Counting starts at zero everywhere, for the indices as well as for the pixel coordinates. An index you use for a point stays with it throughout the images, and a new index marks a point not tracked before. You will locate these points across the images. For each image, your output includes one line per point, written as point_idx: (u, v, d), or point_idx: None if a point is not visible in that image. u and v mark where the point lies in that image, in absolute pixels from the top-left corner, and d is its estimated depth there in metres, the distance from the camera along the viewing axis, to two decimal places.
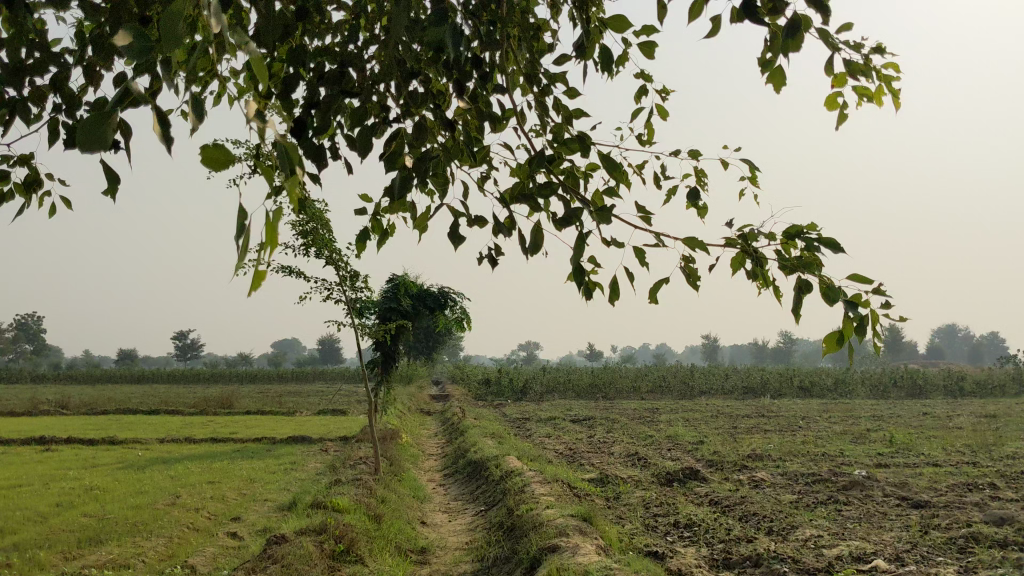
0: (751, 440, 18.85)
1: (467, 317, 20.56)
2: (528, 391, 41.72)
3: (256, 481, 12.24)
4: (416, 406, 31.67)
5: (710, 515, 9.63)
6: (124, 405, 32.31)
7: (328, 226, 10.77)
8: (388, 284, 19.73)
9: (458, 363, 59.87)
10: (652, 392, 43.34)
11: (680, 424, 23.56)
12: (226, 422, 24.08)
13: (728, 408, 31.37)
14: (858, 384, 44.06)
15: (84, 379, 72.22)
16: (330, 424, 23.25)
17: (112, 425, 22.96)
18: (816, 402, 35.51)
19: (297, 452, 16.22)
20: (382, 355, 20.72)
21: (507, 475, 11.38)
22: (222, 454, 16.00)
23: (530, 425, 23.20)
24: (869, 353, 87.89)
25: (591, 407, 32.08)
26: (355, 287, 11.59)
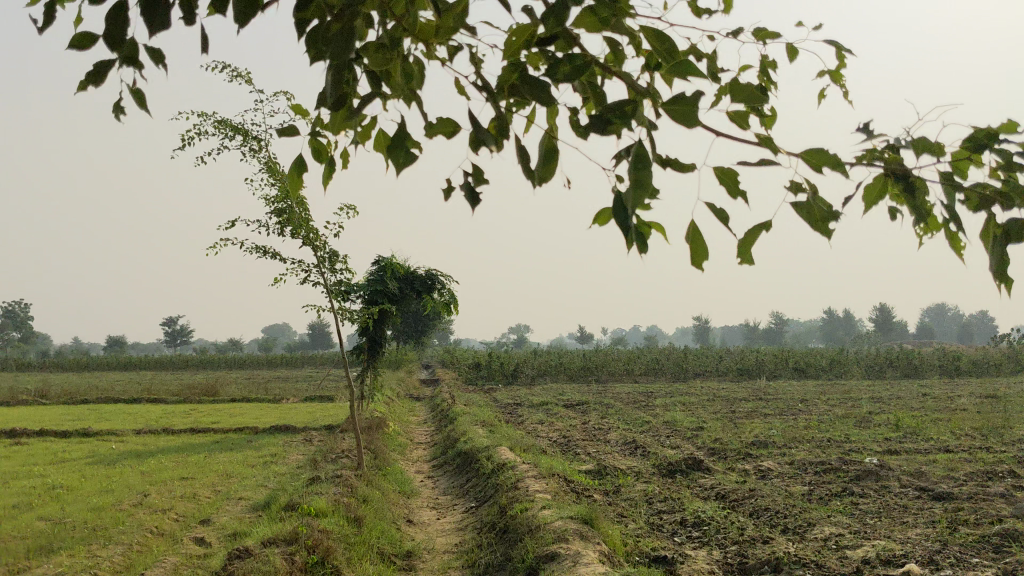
0: (751, 425, 18.19)
1: (456, 300, 19.83)
2: (519, 375, 41.01)
3: (232, 476, 11.49)
4: (406, 393, 30.98)
5: (719, 511, 8.93)
6: (105, 394, 31.43)
7: (305, 205, 10.02)
8: (374, 267, 18.98)
9: (447, 346, 59.10)
10: (645, 374, 42.70)
11: (677, 409, 22.89)
12: (208, 411, 23.31)
13: (723, 391, 30.75)
14: (853, 364, 43.54)
15: (70, 367, 71.21)
16: (316, 411, 22.50)
17: (88, 415, 22.14)
18: (812, 383, 34.98)
19: (278, 443, 15.48)
20: (368, 341, 19.96)
21: (500, 467, 10.67)
22: (200, 446, 15.25)
23: (522, 411, 22.53)
24: (861, 333, 87.50)
25: (584, 390, 31.45)
26: (334, 269, 10.87)
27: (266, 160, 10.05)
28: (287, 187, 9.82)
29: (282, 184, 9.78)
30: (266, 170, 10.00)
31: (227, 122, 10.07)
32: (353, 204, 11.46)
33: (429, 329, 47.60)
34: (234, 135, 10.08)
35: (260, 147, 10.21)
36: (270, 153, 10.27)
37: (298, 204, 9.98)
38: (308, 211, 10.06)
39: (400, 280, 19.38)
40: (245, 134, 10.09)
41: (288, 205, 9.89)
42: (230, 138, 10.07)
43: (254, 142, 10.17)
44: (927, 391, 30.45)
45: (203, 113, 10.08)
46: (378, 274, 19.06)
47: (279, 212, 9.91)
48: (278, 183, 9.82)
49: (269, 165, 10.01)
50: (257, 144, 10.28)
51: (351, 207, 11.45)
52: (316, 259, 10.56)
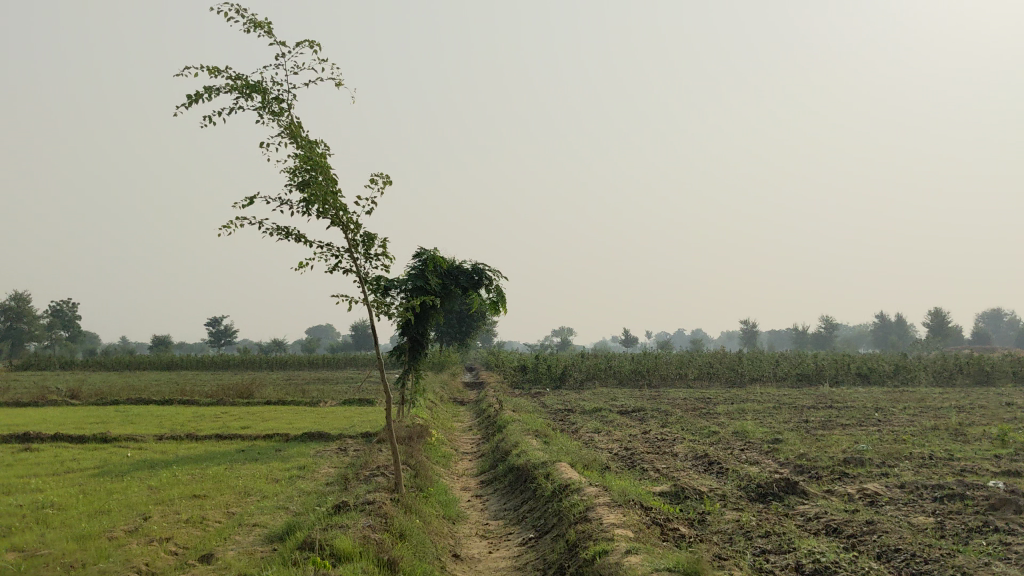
0: (834, 437, 16.31)
1: (504, 297, 18.25)
2: (567, 378, 39.33)
3: (251, 496, 9.91)
4: (450, 396, 29.52)
5: (839, 551, 7.20)
6: (139, 395, 30.26)
7: (332, 175, 8.45)
8: (416, 259, 17.37)
9: (493, 349, 57.60)
10: (699, 379, 40.75)
11: (744, 417, 21.01)
12: (241, 414, 21.94)
13: (785, 398, 28.81)
14: (919, 370, 41.25)
15: (113, 366, 70.59)
16: (353, 417, 20.96)
17: (112, 418, 20.82)
18: (881, 390, 32.80)
19: (309, 453, 13.96)
20: (409, 341, 18.39)
21: (564, 491, 8.99)
22: (224, 456, 13.75)
23: (575, 418, 20.89)
24: (920, 339, 84.34)
25: (637, 395, 29.70)
26: (369, 254, 9.28)
27: (288, 124, 8.49)
28: (310, 152, 8.24)
29: (305, 150, 8.21)
30: (287, 133, 8.44)
31: (241, 79, 8.52)
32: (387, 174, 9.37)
33: (473, 330, 46.04)
34: (250, 95, 8.53)
35: (281, 109, 8.64)
36: (293, 117, 8.71)
37: (324, 173, 8.41)
38: (336, 184, 8.51)
39: (443, 274, 17.80)
40: (262, 93, 8.52)
41: (312, 175, 8.32)
42: (245, 99, 8.50)
43: (274, 103, 8.59)
44: (1007, 400, 28.29)
45: (213, 69, 8.54)
46: (420, 268, 17.48)
47: (302, 184, 8.36)
48: (299, 147, 8.26)
49: (290, 128, 8.45)
50: (280, 107, 8.72)
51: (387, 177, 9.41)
52: (347, 242, 8.98)
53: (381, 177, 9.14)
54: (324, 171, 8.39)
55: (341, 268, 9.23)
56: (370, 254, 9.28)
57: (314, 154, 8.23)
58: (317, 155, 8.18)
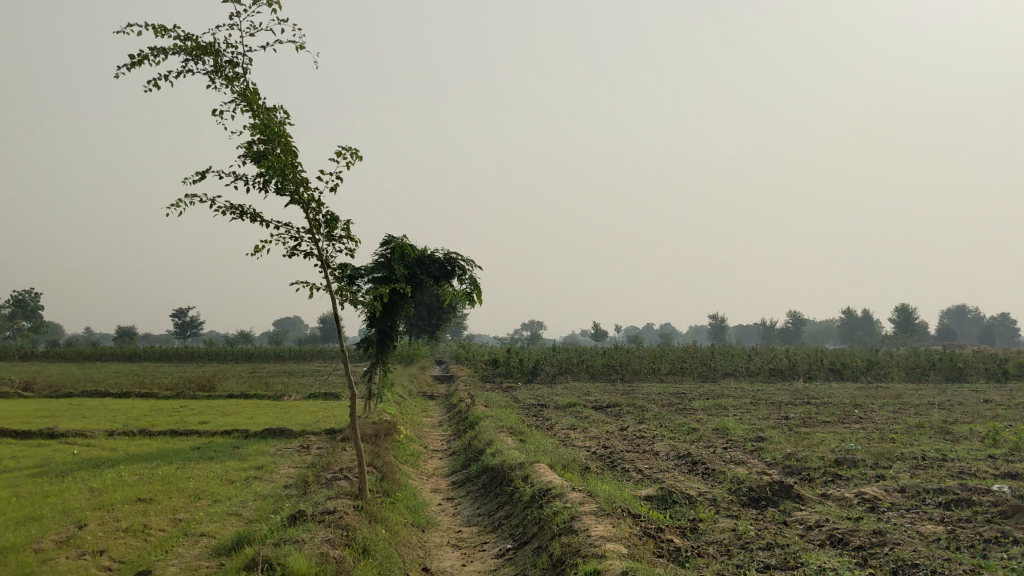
0: (819, 436, 15.70)
1: (477, 288, 17.52)
2: (539, 373, 38.68)
3: (202, 500, 9.07)
4: (418, 390, 28.69)
5: (848, 566, 6.51)
6: (96, 387, 29.18)
7: (292, 147, 7.64)
8: (384, 247, 16.54)
9: (462, 342, 56.89)
10: (672, 374, 40.23)
11: (723, 414, 20.40)
12: (200, 408, 20.97)
13: (761, 394, 28.32)
14: (893, 365, 41.00)
15: (74, 358, 68.81)
16: (318, 412, 20.10)
17: (63, 412, 19.80)
18: (856, 386, 32.38)
19: (268, 451, 13.09)
20: (377, 333, 17.57)
21: (545, 497, 8.24)
22: (178, 454, 12.86)
23: (548, 413, 20.15)
24: (889, 336, 84.55)
25: (611, 390, 29.05)
26: (332, 236, 8.47)
27: (243, 91, 7.66)
28: (268, 120, 7.40)
29: (261, 118, 7.37)
30: (241, 100, 7.61)
31: (191, 40, 7.67)
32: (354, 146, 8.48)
33: (443, 323, 45.22)
34: (200, 58, 7.69)
35: (236, 75, 7.81)
36: (248, 82, 7.89)
37: (282, 144, 7.60)
38: (296, 158, 7.71)
39: (413, 263, 17.02)
40: (215, 56, 7.69)
41: (269, 147, 7.51)
42: (195, 62, 7.66)
43: (227, 67, 7.76)
44: (985, 397, 28.00)
45: (160, 28, 7.69)
46: (388, 256, 16.66)
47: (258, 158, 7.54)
48: (254, 114, 7.42)
49: (246, 94, 7.62)
50: (234, 72, 7.87)
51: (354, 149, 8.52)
52: (308, 223, 8.17)
53: (346, 151, 8.33)
54: (283, 143, 7.57)
55: (302, 252, 8.43)
56: (333, 237, 8.47)
57: (272, 124, 7.40)
58: (275, 124, 7.36)
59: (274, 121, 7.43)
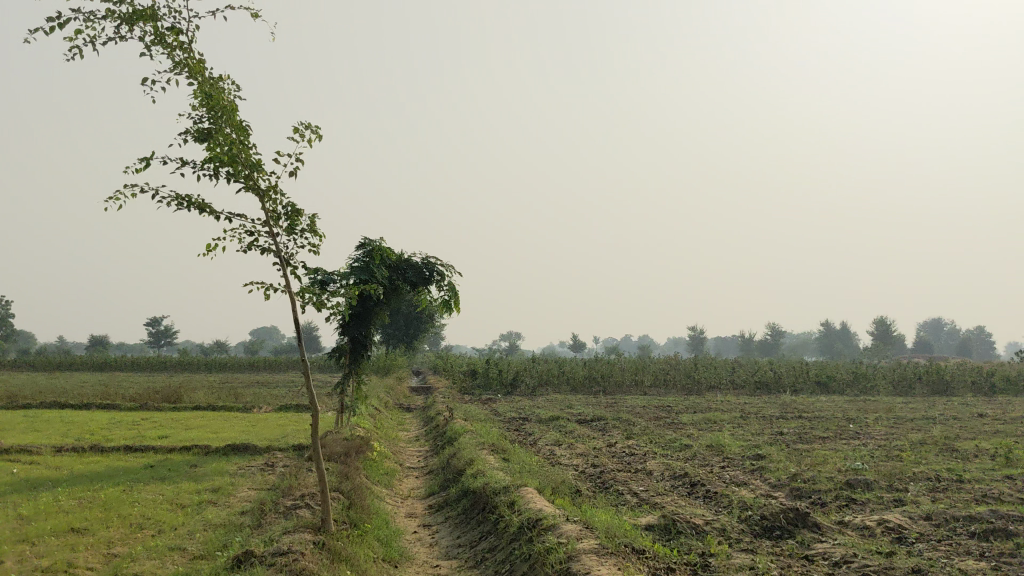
0: (821, 453, 14.79)
1: (456, 295, 16.54)
2: (519, 385, 37.71)
3: (144, 530, 7.97)
4: (394, 402, 27.57)
5: None
6: (55, 398, 27.81)
7: (243, 125, 6.60)
8: (360, 251, 15.47)
9: (440, 352, 55.94)
10: (654, 386, 39.36)
11: (714, 429, 19.45)
12: (163, 421, 19.75)
13: (749, 407, 27.46)
14: (878, 378, 40.29)
15: (40, 366, 67.02)
16: (288, 425, 18.97)
17: (15, 424, 18.57)
18: (843, 399, 31.57)
19: (228, 470, 12.00)
20: (350, 342, 16.49)
21: (535, 529, 7.21)
22: (129, 473, 11.73)
23: (530, 428, 19.15)
24: (869, 348, 84.36)
25: (593, 403, 28.07)
26: (294, 231, 7.44)
27: (185, 59, 6.62)
28: (212, 91, 6.35)
29: (203, 89, 6.33)
30: (184, 72, 6.59)
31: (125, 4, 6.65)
32: (318, 125, 7.45)
33: (421, 333, 44.18)
34: (135, 26, 6.67)
35: (179, 43, 6.78)
36: (192, 52, 6.86)
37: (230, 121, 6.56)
38: (249, 137, 6.68)
39: (390, 267, 15.96)
40: (152, 21, 6.68)
41: (215, 123, 6.48)
42: (129, 29, 6.65)
43: (168, 35, 6.76)
44: (978, 410, 27.29)
45: None
46: (365, 260, 15.58)
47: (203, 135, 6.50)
48: (196, 86, 6.38)
49: (189, 65, 6.59)
50: (177, 41, 6.86)
51: (317, 125, 7.47)
52: (264, 214, 7.14)
53: (307, 128, 7.28)
54: (230, 119, 6.53)
55: (258, 247, 7.39)
56: (294, 229, 7.43)
57: (218, 96, 6.35)
58: (221, 97, 6.32)
59: (220, 93, 6.39)
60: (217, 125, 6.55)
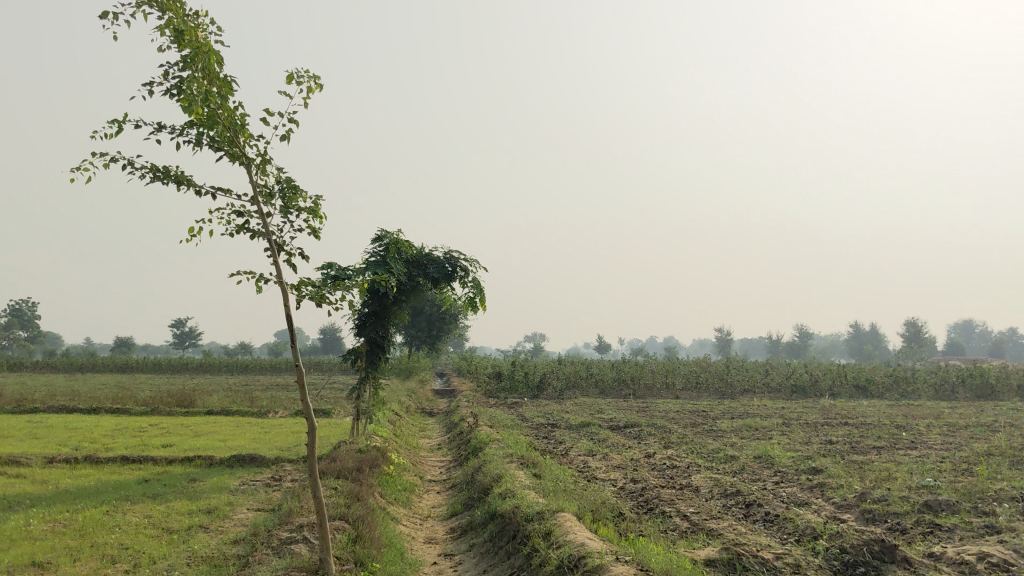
0: (881, 466, 13.46)
1: (481, 292, 15.37)
2: (546, 388, 36.45)
3: (117, 564, 6.80)
4: (416, 407, 26.39)
5: None
6: (66, 400, 26.80)
7: (220, 71, 5.35)
8: (375, 244, 14.27)
9: (463, 353, 54.70)
10: (686, 390, 37.99)
11: (758, 437, 18.13)
12: (172, 428, 18.65)
13: (789, 412, 26.07)
14: (919, 383, 38.65)
15: (63, 367, 66.50)
16: (302, 432, 17.84)
17: (16, 430, 17.54)
18: (887, 405, 30.10)
19: (231, 486, 10.85)
20: (366, 342, 15.31)
21: (579, 571, 5.99)
22: (120, 489, 10.63)
23: (560, 436, 17.91)
24: (904, 352, 82.37)
25: (624, 408, 26.76)
26: (289, 209, 6.18)
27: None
28: (184, 25, 5.08)
29: (172, 21, 5.07)
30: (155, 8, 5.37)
31: None
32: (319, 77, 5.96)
33: (444, 334, 43.01)
34: None
35: None
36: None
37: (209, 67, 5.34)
38: (232, 90, 5.46)
39: (408, 263, 14.76)
40: None
41: (189, 69, 5.23)
42: None
43: None
44: None
45: None
46: (381, 255, 14.38)
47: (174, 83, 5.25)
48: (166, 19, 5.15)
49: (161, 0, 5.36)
50: None
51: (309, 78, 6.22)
52: (254, 186, 5.87)
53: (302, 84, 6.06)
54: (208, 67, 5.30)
55: (247, 230, 6.14)
56: (290, 208, 6.16)
57: (193, 33, 5.10)
58: (196, 33, 5.05)
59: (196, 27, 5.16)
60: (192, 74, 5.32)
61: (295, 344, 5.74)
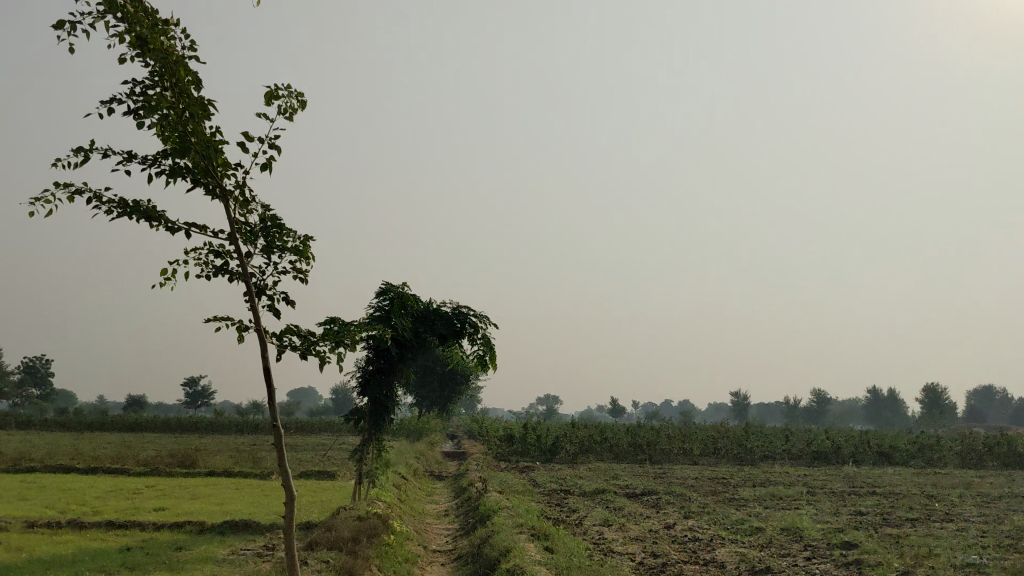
0: (920, 542, 12.56)
1: (492, 350, 14.68)
2: (559, 452, 35.42)
3: None
4: (424, 470, 25.49)
5: None
6: (62, 460, 25.90)
7: (192, 87, 4.82)
8: (380, 298, 13.65)
9: (474, 416, 53.65)
10: (703, 456, 36.86)
11: (783, 507, 17.20)
12: (167, 490, 17.81)
13: (812, 480, 25.03)
14: (944, 451, 37.48)
15: (70, 426, 65.51)
16: (303, 497, 17.01)
17: (3, 491, 16.71)
18: (912, 473, 29.03)
19: (219, 556, 10.03)
20: (370, 403, 14.53)
21: None
22: (99, 558, 9.81)
23: (573, 504, 17.01)
24: (926, 419, 80.71)
25: (640, 474, 25.82)
26: (274, 251, 5.55)
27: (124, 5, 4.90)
28: (150, 33, 4.60)
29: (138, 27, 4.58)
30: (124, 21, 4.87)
31: None
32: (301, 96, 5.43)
33: (456, 395, 42.20)
34: None
35: None
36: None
37: (180, 85, 4.84)
38: (206, 112, 4.94)
39: (415, 319, 14.13)
40: None
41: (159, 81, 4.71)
42: None
43: None
44: None
45: None
46: (386, 309, 13.75)
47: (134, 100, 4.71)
48: (129, 27, 4.65)
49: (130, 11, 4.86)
50: None
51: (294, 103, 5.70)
52: (233, 221, 5.26)
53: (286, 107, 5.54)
54: (178, 82, 4.82)
55: (226, 272, 5.50)
56: (273, 248, 5.53)
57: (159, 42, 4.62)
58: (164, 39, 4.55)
59: (162, 36, 4.67)
60: (161, 90, 4.78)
61: (273, 401, 5.07)
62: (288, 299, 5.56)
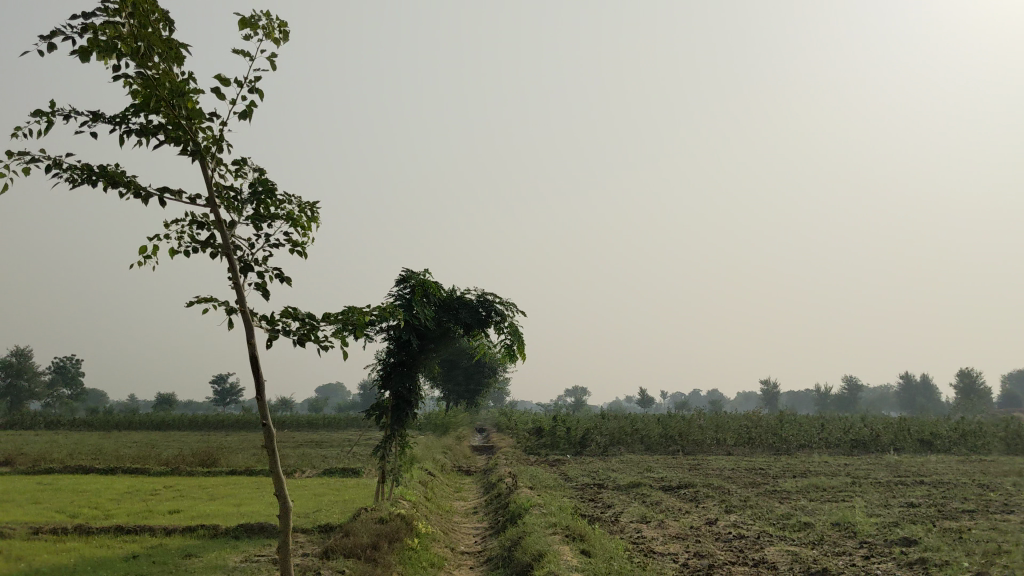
0: (985, 536, 11.63)
1: (520, 339, 13.93)
2: (589, 444, 34.57)
3: None
4: (452, 465, 24.73)
5: None
6: (83, 460, 25.36)
7: (157, 21, 4.10)
8: (401, 286, 12.90)
9: (503, 409, 52.80)
10: (738, 446, 35.82)
11: (830, 499, 16.26)
12: (183, 491, 17.15)
13: (854, 470, 24.03)
14: (988, 439, 36.23)
15: (98, 426, 65.25)
16: (325, 496, 16.32)
17: (14, 495, 16.12)
18: (958, 460, 27.93)
19: (228, 564, 9.30)
20: (393, 396, 13.82)
21: None
22: (100, 568, 9.11)
23: (607, 499, 16.19)
24: (964, 404, 78.81)
25: (673, 466, 24.90)
26: (262, 219, 4.79)
27: None
28: None
29: None
30: None
31: None
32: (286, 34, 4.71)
33: (483, 387, 41.42)
34: None
35: None
36: None
37: (141, 20, 4.13)
38: (176, 53, 4.21)
39: (439, 307, 13.36)
40: None
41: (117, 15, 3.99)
42: None
43: None
44: None
45: None
46: (407, 297, 12.99)
47: (85, 37, 3.98)
48: None
49: None
50: None
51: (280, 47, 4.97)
52: (212, 184, 4.52)
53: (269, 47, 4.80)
54: (141, 17, 4.09)
55: (210, 247, 4.76)
56: (263, 217, 4.79)
57: None
58: None
59: None
60: (120, 25, 4.06)
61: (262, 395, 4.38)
62: (280, 275, 4.80)
